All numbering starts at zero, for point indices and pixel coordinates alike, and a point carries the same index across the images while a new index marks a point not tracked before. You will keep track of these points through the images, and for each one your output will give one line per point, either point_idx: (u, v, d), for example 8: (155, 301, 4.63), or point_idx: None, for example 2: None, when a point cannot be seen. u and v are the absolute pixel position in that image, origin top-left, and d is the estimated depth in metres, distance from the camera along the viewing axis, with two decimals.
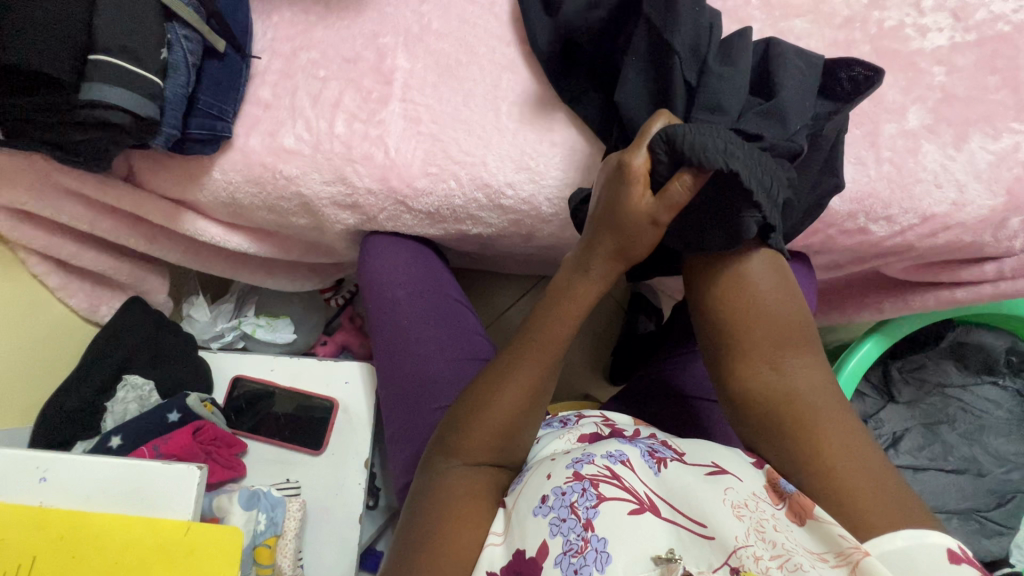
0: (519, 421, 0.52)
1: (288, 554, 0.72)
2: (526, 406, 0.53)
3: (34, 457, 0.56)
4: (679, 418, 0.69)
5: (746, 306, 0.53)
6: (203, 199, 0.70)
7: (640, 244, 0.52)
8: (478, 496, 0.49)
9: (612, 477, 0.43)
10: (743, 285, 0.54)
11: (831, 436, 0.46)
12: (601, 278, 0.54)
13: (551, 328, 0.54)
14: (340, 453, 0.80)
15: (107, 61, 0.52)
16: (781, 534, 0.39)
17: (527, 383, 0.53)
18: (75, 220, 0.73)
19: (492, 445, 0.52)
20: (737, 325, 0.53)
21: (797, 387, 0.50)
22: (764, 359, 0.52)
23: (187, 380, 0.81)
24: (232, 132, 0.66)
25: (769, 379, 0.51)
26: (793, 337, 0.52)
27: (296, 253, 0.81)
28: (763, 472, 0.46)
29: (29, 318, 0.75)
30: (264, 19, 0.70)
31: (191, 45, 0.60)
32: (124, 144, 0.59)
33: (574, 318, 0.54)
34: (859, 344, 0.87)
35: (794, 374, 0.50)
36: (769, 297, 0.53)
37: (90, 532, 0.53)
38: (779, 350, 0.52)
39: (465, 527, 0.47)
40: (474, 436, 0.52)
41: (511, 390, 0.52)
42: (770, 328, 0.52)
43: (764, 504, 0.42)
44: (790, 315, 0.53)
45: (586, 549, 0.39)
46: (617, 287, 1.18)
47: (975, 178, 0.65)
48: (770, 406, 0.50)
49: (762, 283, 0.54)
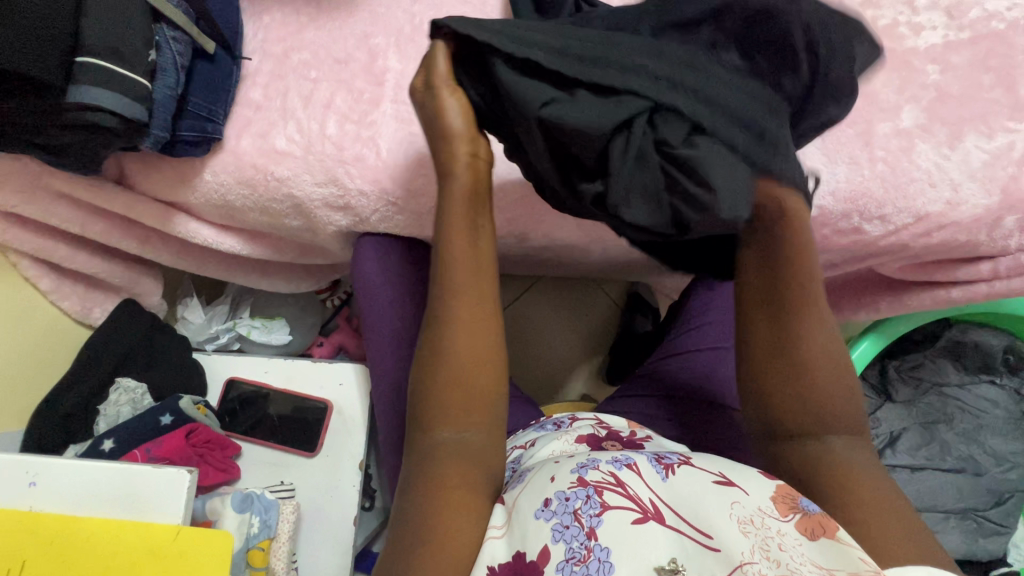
0: (467, 370, 0.50)
1: (281, 556, 0.72)
2: (469, 355, 0.50)
3: (26, 461, 0.56)
4: (675, 421, 0.69)
5: (794, 372, 0.48)
6: (195, 201, 0.70)
7: (449, 114, 0.49)
8: (472, 472, 0.48)
9: (617, 484, 0.42)
10: (799, 350, 0.48)
11: (862, 498, 0.43)
12: (466, 173, 0.51)
13: (464, 252, 0.51)
14: (334, 455, 0.80)
15: (94, 64, 0.52)
16: (787, 555, 0.38)
17: (478, 327, 0.51)
18: (67, 222, 0.72)
19: (457, 405, 0.50)
20: (786, 395, 0.48)
21: (840, 458, 0.46)
22: (804, 427, 0.48)
23: (181, 383, 0.80)
24: (223, 133, 0.65)
25: (807, 447, 0.47)
26: (840, 405, 0.48)
27: (289, 254, 0.81)
28: (774, 484, 0.44)
29: (21, 321, 0.75)
30: (255, 20, 0.70)
31: (180, 47, 0.60)
32: (114, 145, 0.58)
33: (470, 230, 0.51)
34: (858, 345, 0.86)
35: (832, 440, 0.47)
36: (822, 362, 0.48)
37: (82, 537, 0.53)
38: (826, 418, 0.47)
39: (456, 517, 0.45)
40: (438, 401, 0.50)
41: (456, 338, 0.50)
42: (823, 396, 0.47)
43: (770, 521, 0.40)
44: (840, 382, 0.48)
45: (589, 558, 0.39)
46: (613, 287, 1.18)
47: (970, 178, 0.64)
48: (805, 472, 0.46)
49: (823, 347, 0.48)
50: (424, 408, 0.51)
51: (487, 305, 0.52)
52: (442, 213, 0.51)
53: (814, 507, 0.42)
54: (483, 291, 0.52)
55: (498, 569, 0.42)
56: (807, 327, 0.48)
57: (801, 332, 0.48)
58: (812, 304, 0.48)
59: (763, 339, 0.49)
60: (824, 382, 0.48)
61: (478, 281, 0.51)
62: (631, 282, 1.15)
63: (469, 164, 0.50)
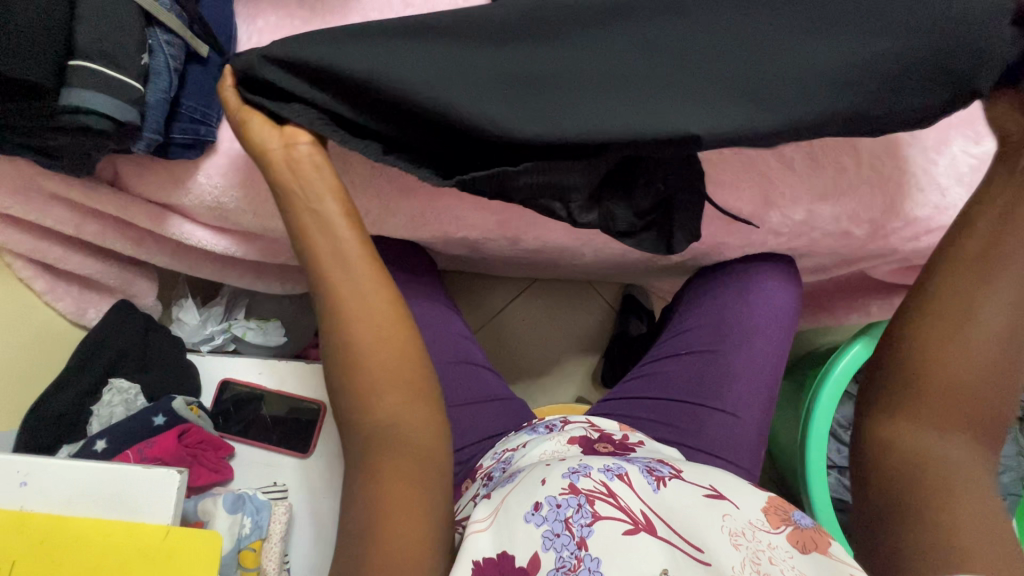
0: (364, 351, 0.48)
1: (273, 557, 0.72)
2: (360, 331, 0.48)
3: (21, 461, 0.56)
4: (668, 422, 0.70)
5: (950, 342, 0.49)
6: (188, 203, 0.70)
7: (263, 131, 0.54)
8: (405, 464, 0.47)
9: (609, 494, 0.43)
10: (972, 321, 0.49)
11: (955, 504, 0.43)
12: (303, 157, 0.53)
13: (324, 243, 0.50)
14: (328, 456, 0.80)
15: (85, 66, 0.52)
16: (776, 568, 0.39)
17: (351, 307, 0.49)
18: (61, 224, 0.73)
19: (364, 389, 0.48)
20: (946, 377, 0.48)
21: (951, 461, 0.46)
22: (932, 417, 0.48)
23: (175, 384, 0.81)
24: (216, 136, 0.66)
25: (926, 436, 0.47)
26: (982, 404, 0.48)
27: (284, 256, 0.81)
28: (764, 496, 0.45)
29: (17, 321, 0.76)
30: (249, 23, 0.71)
31: (173, 50, 0.60)
32: (107, 147, 0.59)
33: (329, 203, 0.51)
34: (847, 347, 0.81)
35: (953, 443, 0.47)
36: (982, 348, 0.48)
37: (71, 538, 0.52)
38: (955, 413, 0.47)
39: (399, 508, 0.45)
40: (346, 391, 0.48)
41: (342, 319, 0.48)
42: (970, 391, 0.48)
43: (761, 534, 0.41)
44: (992, 377, 0.48)
45: (580, 567, 0.39)
46: (607, 288, 1.19)
47: (958, 182, 0.65)
48: (902, 465, 0.47)
49: (990, 340, 0.48)
50: (342, 411, 0.49)
51: (353, 283, 0.49)
52: (291, 213, 0.52)
53: (807, 521, 0.43)
54: (354, 270, 0.50)
55: (483, 564, 0.43)
56: (975, 312, 0.49)
57: (982, 300, 0.49)
58: (996, 283, 0.50)
59: (940, 313, 0.50)
60: (980, 366, 0.48)
61: (345, 265, 0.50)
62: (625, 283, 1.15)
63: (297, 148, 0.53)
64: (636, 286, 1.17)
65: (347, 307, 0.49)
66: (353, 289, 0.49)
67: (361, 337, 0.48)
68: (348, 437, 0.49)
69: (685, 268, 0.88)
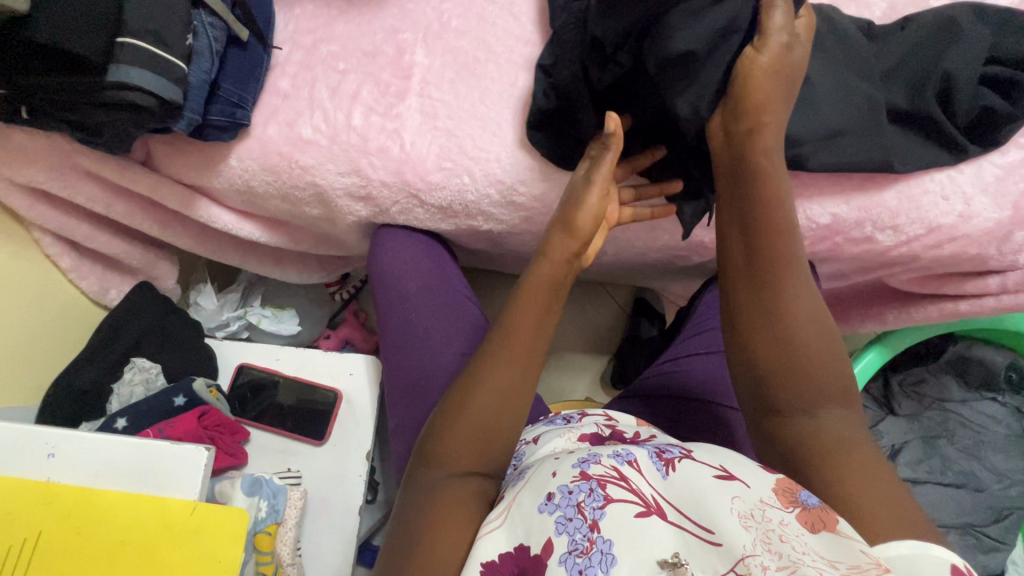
0: (495, 423, 0.51)
1: (287, 542, 0.72)
2: (501, 407, 0.52)
3: (46, 433, 0.57)
4: (684, 418, 0.71)
5: (773, 343, 0.51)
6: (218, 186, 0.71)
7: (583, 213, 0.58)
8: (459, 513, 0.46)
9: (620, 478, 0.41)
10: (785, 317, 0.51)
11: (857, 479, 0.44)
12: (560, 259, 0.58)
13: (528, 326, 0.55)
14: (342, 445, 0.81)
15: (133, 44, 0.53)
16: (788, 546, 0.36)
17: (504, 383, 0.53)
18: (92, 201, 0.73)
19: (472, 450, 0.50)
20: (781, 377, 0.50)
21: (833, 436, 0.47)
22: (795, 405, 0.49)
23: (194, 367, 0.81)
24: (250, 120, 0.67)
25: (802, 425, 0.48)
26: (834, 386, 0.50)
27: (307, 243, 0.82)
28: (774, 477, 0.43)
29: (42, 297, 0.76)
30: (286, 13, 0.73)
31: (216, 33, 0.62)
32: (146, 126, 0.59)
33: (535, 310, 0.56)
34: (861, 355, 0.90)
35: (826, 422, 0.48)
36: (803, 337, 0.51)
37: (97, 504, 0.53)
38: (813, 394, 0.49)
39: (440, 538, 0.44)
40: (454, 441, 0.50)
41: (486, 392, 0.52)
42: (815, 376, 0.49)
43: (772, 512, 0.39)
44: (821, 357, 0.50)
45: (592, 550, 0.38)
46: (619, 291, 1.19)
47: (982, 191, 0.66)
48: (807, 458, 0.46)
49: (798, 320, 0.51)
50: (428, 443, 0.52)
51: (527, 374, 0.54)
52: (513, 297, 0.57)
53: (814, 501, 0.41)
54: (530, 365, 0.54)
55: (495, 562, 0.41)
56: (782, 295, 0.52)
57: (782, 295, 0.52)
58: (779, 283, 0.52)
59: (749, 310, 0.53)
60: (818, 357, 0.50)
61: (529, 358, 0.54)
62: (638, 286, 1.16)
63: (557, 260, 0.58)
64: (649, 291, 1.17)
65: (503, 386, 0.52)
66: (516, 380, 0.53)
67: (487, 407, 0.51)
68: (421, 469, 0.51)
69: (701, 272, 0.88)
